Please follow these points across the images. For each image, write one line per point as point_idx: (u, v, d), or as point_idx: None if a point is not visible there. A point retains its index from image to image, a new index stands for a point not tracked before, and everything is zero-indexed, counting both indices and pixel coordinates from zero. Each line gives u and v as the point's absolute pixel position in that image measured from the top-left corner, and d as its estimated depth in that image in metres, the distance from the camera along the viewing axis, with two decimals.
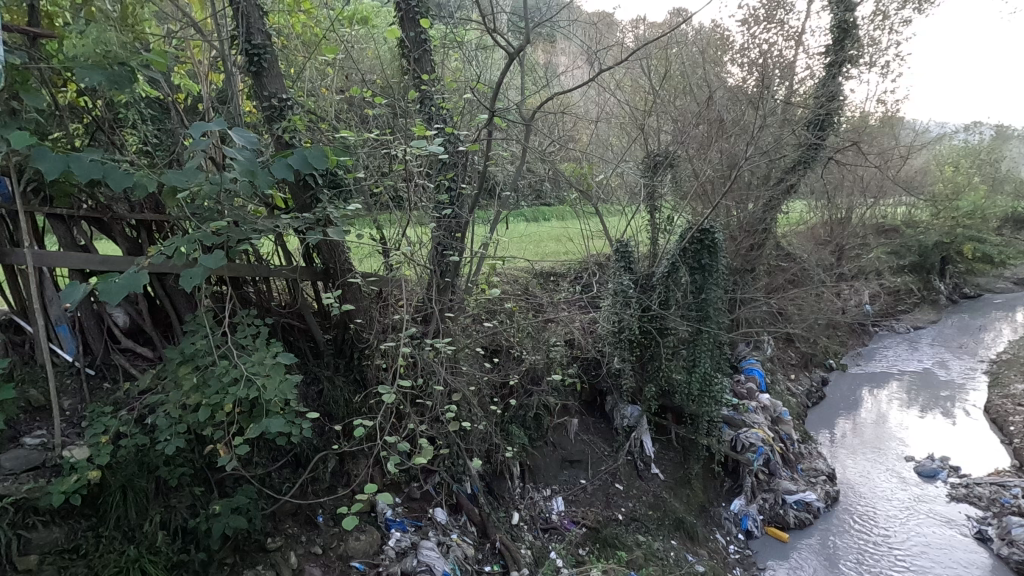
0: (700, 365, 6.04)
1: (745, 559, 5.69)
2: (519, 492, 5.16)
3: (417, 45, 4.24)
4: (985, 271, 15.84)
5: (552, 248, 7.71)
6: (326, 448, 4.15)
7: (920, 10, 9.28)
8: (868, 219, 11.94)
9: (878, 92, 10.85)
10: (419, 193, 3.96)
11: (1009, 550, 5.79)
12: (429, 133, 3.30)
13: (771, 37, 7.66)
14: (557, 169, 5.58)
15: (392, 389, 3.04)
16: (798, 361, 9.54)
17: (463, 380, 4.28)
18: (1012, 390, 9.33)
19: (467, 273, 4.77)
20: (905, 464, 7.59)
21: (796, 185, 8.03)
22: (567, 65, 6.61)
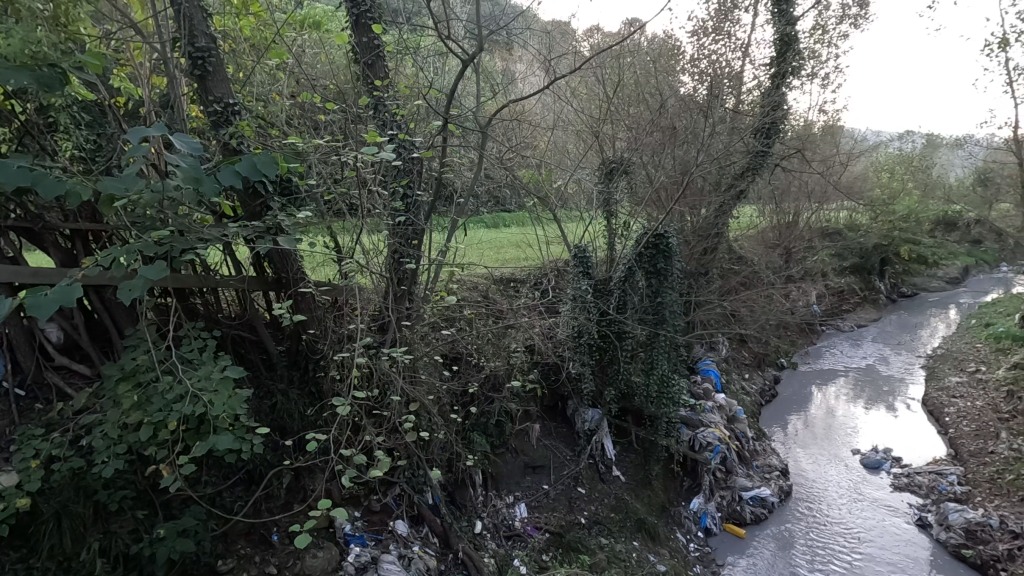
0: (658, 367, 6.13)
1: (705, 556, 5.81)
2: (482, 500, 5.12)
3: (370, 50, 4.20)
4: (920, 271, 16.80)
5: (512, 253, 7.76)
6: (279, 463, 4.02)
7: (857, 25, 9.81)
8: (813, 223, 12.50)
9: (820, 102, 11.41)
10: (374, 199, 3.88)
11: (947, 535, 6.08)
12: (381, 137, 3.24)
13: (719, 48, 7.95)
14: (515, 175, 5.62)
15: (347, 401, 2.98)
16: (751, 360, 9.89)
17: (421, 389, 4.23)
18: (946, 382, 9.87)
19: (424, 280, 4.73)
20: (852, 457, 7.92)
21: (746, 191, 8.34)
22: (524, 73, 6.69)
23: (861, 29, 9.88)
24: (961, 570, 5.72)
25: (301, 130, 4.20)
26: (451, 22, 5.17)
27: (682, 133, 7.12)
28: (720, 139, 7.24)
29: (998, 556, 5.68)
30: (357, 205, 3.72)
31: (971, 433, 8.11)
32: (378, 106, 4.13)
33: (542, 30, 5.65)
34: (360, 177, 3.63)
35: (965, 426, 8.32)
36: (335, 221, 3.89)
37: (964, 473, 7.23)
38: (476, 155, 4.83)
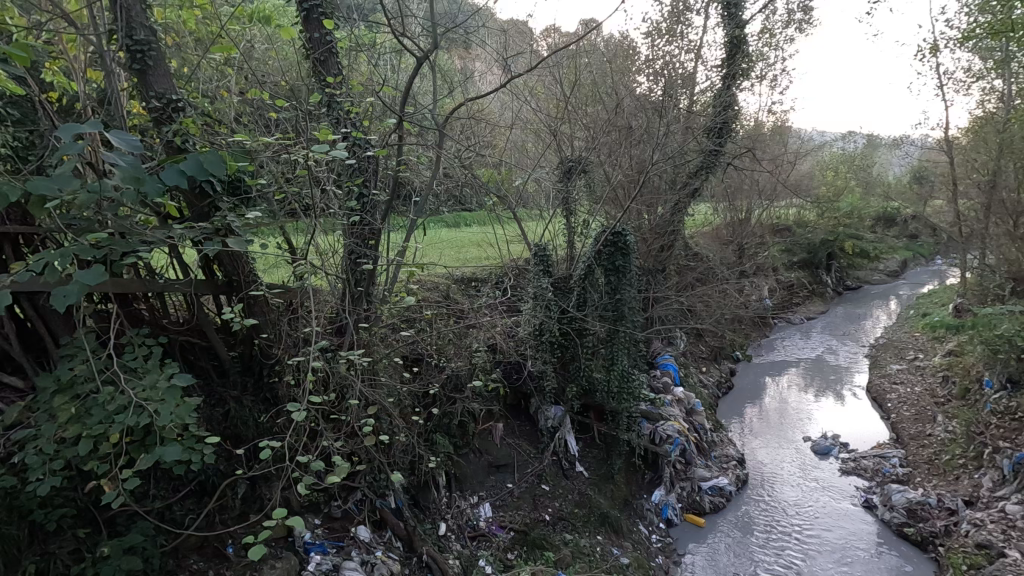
0: (618, 363, 6.22)
1: (667, 546, 5.95)
2: (446, 502, 5.09)
3: (322, 46, 4.10)
4: (864, 265, 17.64)
5: (473, 253, 7.75)
6: (233, 473, 3.89)
7: (802, 29, 10.20)
8: (764, 220, 12.96)
9: (768, 103, 11.83)
10: (328, 199, 3.78)
11: (891, 514, 6.35)
12: (332, 135, 3.16)
13: (672, 50, 8.13)
14: (474, 174, 5.59)
15: (302, 406, 2.84)
16: (708, 354, 10.18)
17: (381, 392, 4.16)
18: (888, 370, 10.39)
19: (383, 281, 4.66)
20: (803, 444, 8.24)
21: (700, 189, 8.56)
22: (482, 72, 6.67)
23: (805, 33, 10.28)
24: (904, 547, 6.02)
25: (251, 128, 4.07)
26: (407, 19, 5.10)
27: (638, 132, 7.24)
28: (674, 139, 7.40)
29: (936, 532, 5.98)
30: (310, 204, 3.62)
31: (910, 417, 8.50)
32: (332, 104, 4.04)
33: (499, 30, 5.65)
34: (313, 176, 3.53)
35: (905, 411, 8.73)
36: (288, 221, 3.78)
37: (905, 455, 7.58)
38: (433, 154, 4.78)
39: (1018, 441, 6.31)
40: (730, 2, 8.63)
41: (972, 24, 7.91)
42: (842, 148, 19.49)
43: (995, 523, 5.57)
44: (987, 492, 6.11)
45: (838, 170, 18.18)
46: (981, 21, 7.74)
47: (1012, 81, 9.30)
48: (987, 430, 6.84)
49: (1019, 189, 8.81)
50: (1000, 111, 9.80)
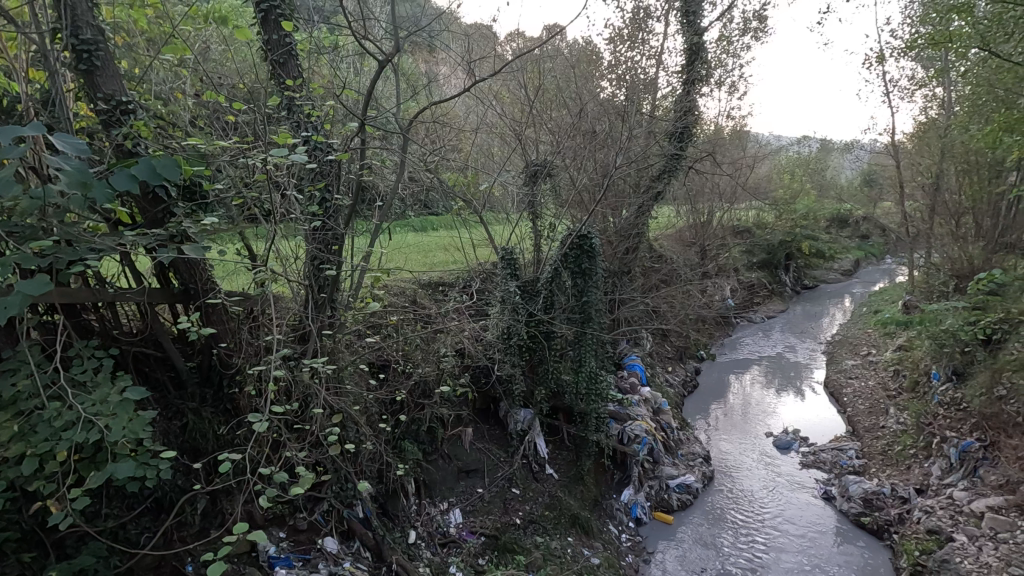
0: (586, 364, 6.27)
1: (636, 545, 6.01)
2: (416, 509, 5.02)
3: (281, 48, 4.01)
4: (819, 264, 18.29)
5: (440, 257, 7.72)
6: (192, 488, 3.75)
7: (758, 37, 10.54)
8: (725, 222, 13.32)
9: (727, 108, 12.15)
10: (289, 203, 3.70)
11: (849, 505, 6.59)
12: (291, 139, 3.10)
13: (633, 55, 8.27)
14: (439, 178, 5.56)
15: (265, 416, 2.76)
16: (673, 354, 10.37)
17: (346, 400, 4.08)
18: (844, 366, 10.77)
19: (347, 288, 4.58)
20: (766, 440, 8.48)
21: (663, 192, 8.73)
22: (446, 76, 6.65)
23: (761, 41, 10.62)
24: (861, 536, 6.24)
25: (207, 131, 3.95)
26: (369, 22, 5.05)
27: (602, 136, 7.33)
28: (637, 143, 7.52)
29: (891, 520, 6.22)
30: (269, 209, 3.53)
31: (865, 410, 8.82)
32: (292, 107, 3.97)
33: (462, 34, 5.64)
34: (272, 181, 3.45)
35: (860, 404, 9.06)
36: (248, 226, 3.68)
37: (861, 447, 7.86)
38: (397, 158, 4.73)
39: (963, 431, 6.64)
40: (689, 10, 8.84)
41: (914, 35, 8.31)
42: (798, 152, 20.18)
43: (944, 509, 5.83)
44: (936, 480, 6.40)
45: (794, 174, 18.81)
46: (922, 32, 8.14)
47: (952, 89, 9.80)
48: (935, 420, 7.16)
49: (960, 191, 9.29)
50: (941, 117, 10.32)
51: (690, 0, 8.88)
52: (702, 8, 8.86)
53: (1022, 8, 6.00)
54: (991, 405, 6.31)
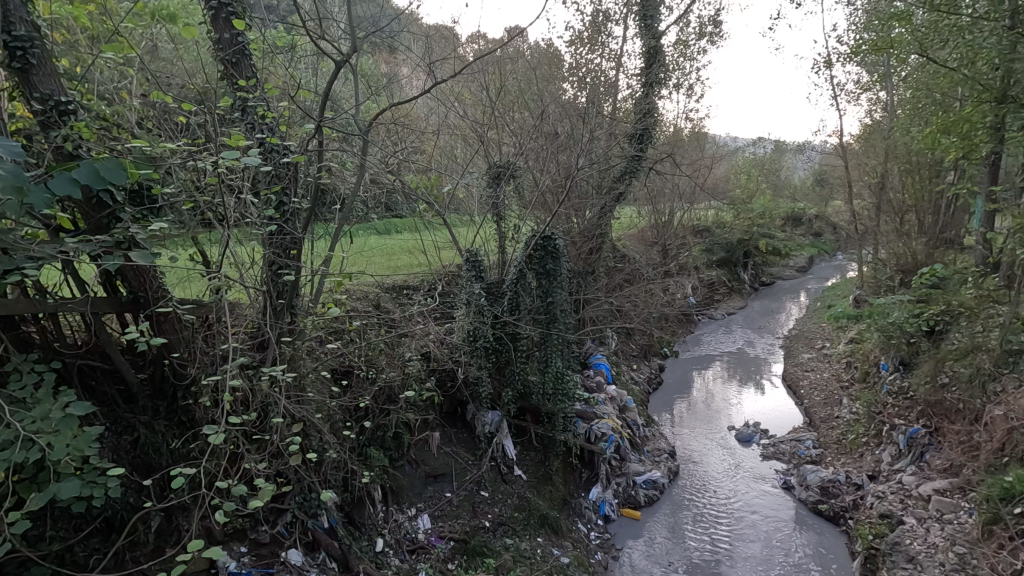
0: (552, 365, 6.30)
1: (605, 542, 6.07)
2: (383, 517, 4.94)
3: (234, 47, 3.90)
4: (776, 262, 18.89)
5: (404, 260, 7.64)
6: (144, 506, 3.58)
7: (714, 41, 10.84)
8: (686, 221, 13.64)
9: (686, 110, 12.45)
10: (243, 206, 3.58)
11: (807, 493, 6.82)
12: (244, 141, 2.98)
13: (593, 58, 8.38)
14: (401, 179, 5.49)
15: (220, 429, 2.65)
16: (638, 352, 10.54)
17: (308, 408, 3.98)
18: (800, 359, 11.15)
19: (307, 294, 4.49)
20: (728, 433, 8.70)
21: (624, 193, 8.85)
22: (407, 77, 6.59)
23: (717, 44, 10.91)
24: (819, 523, 6.46)
25: (155, 132, 3.77)
26: (326, 22, 4.97)
27: (564, 138, 7.38)
28: (599, 144, 7.61)
29: (847, 507, 6.46)
30: (223, 214, 3.40)
31: (820, 401, 9.14)
32: (246, 109, 3.86)
33: (423, 35, 5.60)
34: (225, 184, 3.32)
35: (816, 396, 9.39)
36: (200, 231, 3.54)
37: (817, 437, 8.15)
38: (358, 160, 4.65)
39: (911, 418, 6.91)
40: (647, 14, 9.00)
41: (858, 41, 8.71)
42: (753, 154, 20.83)
43: (895, 494, 6.09)
44: (887, 466, 6.67)
45: (750, 174, 19.42)
46: (866, 37, 8.54)
47: (894, 93, 10.29)
48: (884, 409, 7.44)
49: (903, 190, 9.76)
50: (885, 120, 10.82)
51: (648, 5, 9.05)
52: (659, 13, 9.05)
53: (956, 16, 6.35)
54: (936, 393, 6.59)
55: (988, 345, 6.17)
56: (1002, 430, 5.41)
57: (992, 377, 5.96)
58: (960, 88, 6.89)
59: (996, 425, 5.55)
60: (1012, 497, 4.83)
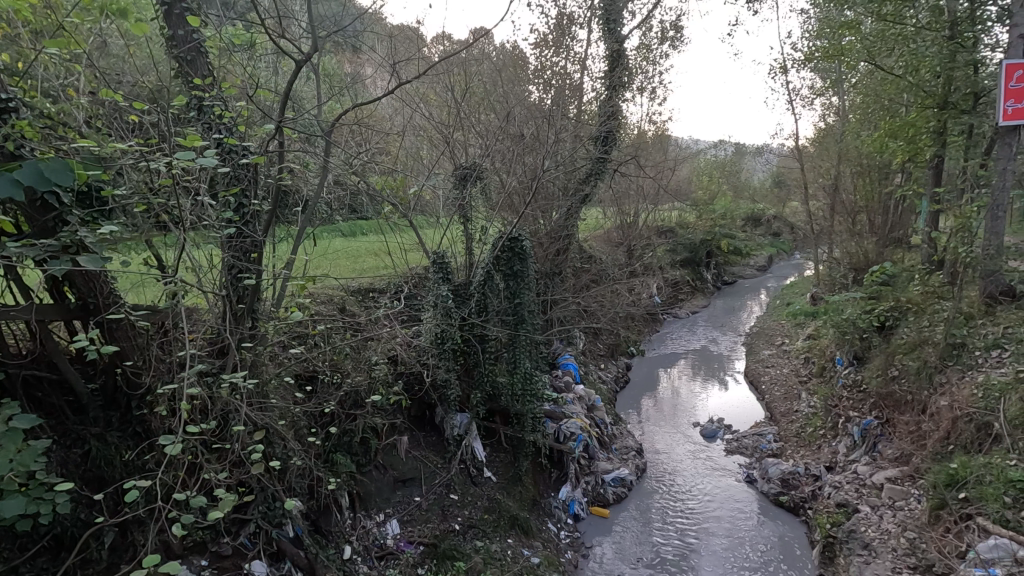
0: (521, 365, 6.31)
1: (575, 541, 6.13)
2: (350, 523, 4.87)
3: (189, 45, 3.79)
4: (737, 261, 19.37)
5: (370, 262, 7.55)
6: (96, 521, 3.44)
7: (676, 46, 11.08)
8: (650, 222, 13.90)
9: (649, 112, 12.69)
10: (200, 209, 3.46)
11: (769, 486, 7.02)
12: (200, 141, 2.88)
13: (558, 60, 8.45)
14: (366, 181, 5.43)
15: (177, 439, 2.56)
16: (605, 351, 10.67)
17: (270, 416, 3.89)
18: (761, 356, 11.47)
19: (269, 298, 4.39)
20: (693, 430, 8.89)
21: (590, 195, 8.95)
22: (371, 77, 6.51)
23: (678, 49, 11.16)
24: (780, 515, 6.66)
25: (105, 131, 3.60)
26: (286, 21, 4.87)
27: (530, 140, 7.40)
28: (564, 146, 7.68)
29: (806, 497, 6.68)
30: (178, 216, 3.27)
31: (780, 396, 9.43)
32: (202, 107, 3.75)
33: (386, 34, 5.54)
34: (181, 185, 3.21)
35: (776, 391, 9.68)
36: (154, 234, 3.41)
37: (777, 431, 8.40)
38: (320, 161, 4.57)
39: (864, 410, 7.17)
40: (610, 18, 9.13)
41: (811, 47, 9.04)
42: (714, 156, 21.37)
43: (850, 483, 6.34)
44: (843, 457, 6.92)
45: (711, 176, 19.91)
46: (818, 44, 8.88)
47: (846, 98, 10.71)
48: (840, 401, 7.73)
49: (855, 192, 10.17)
50: (837, 124, 11.25)
51: (611, 9, 9.17)
52: (621, 17, 9.19)
53: (902, 26, 6.69)
54: (887, 385, 6.86)
55: (934, 338, 6.48)
56: (947, 419, 5.67)
57: (938, 368, 6.26)
58: (906, 94, 7.23)
59: (942, 415, 5.81)
60: (957, 482, 5.07)
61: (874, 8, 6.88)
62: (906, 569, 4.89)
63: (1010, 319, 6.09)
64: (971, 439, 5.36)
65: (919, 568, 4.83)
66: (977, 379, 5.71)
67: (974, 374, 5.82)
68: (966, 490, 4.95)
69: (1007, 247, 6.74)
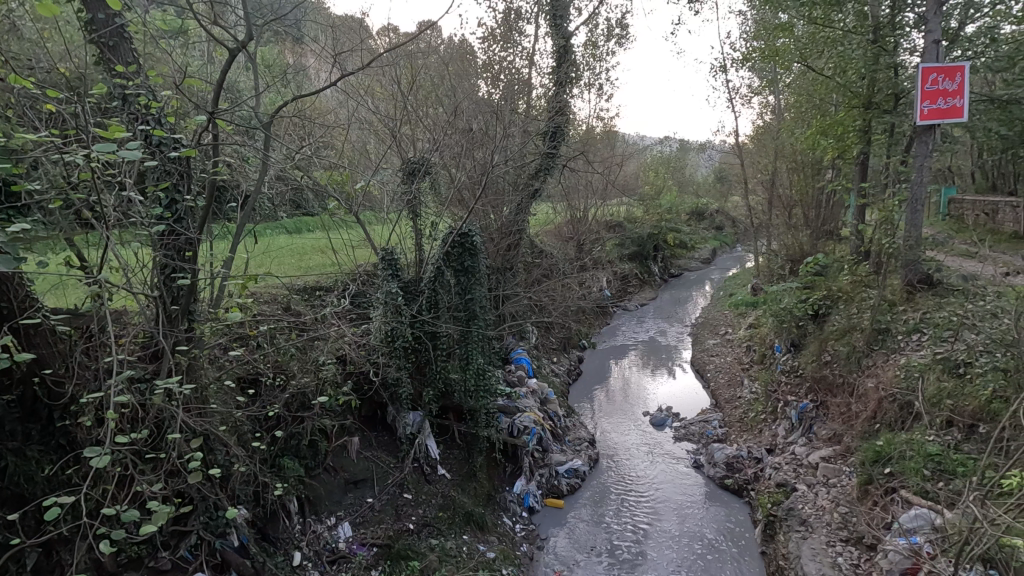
0: (473, 361, 6.28)
1: (530, 533, 6.20)
2: (299, 529, 4.77)
3: (111, 31, 3.56)
4: (683, 254, 19.96)
5: (317, 259, 7.35)
6: (15, 543, 3.20)
7: (622, 43, 11.28)
8: (599, 217, 14.16)
9: (597, 109, 12.89)
10: (126, 204, 3.23)
11: (715, 470, 7.30)
12: (124, 131, 2.67)
13: (506, 55, 8.45)
14: (310, 176, 5.26)
15: (105, 450, 2.39)
16: (557, 345, 10.83)
17: (210, 422, 3.71)
18: (706, 345, 11.89)
19: (205, 299, 4.19)
20: (643, 419, 9.13)
21: (540, 190, 9.01)
22: (313, 68, 6.31)
23: (623, 46, 11.36)
24: (725, 497, 6.95)
25: (16, 122, 3.31)
26: (221, 8, 4.66)
27: (479, 134, 7.34)
28: (514, 141, 7.69)
29: (749, 479, 7.00)
30: (101, 213, 3.03)
31: (724, 383, 9.81)
32: (126, 97, 3.53)
33: (328, 24, 5.37)
34: (104, 178, 2.97)
35: (721, 378, 10.06)
36: (76, 233, 3.18)
37: (722, 417, 8.74)
38: (259, 155, 4.40)
39: (800, 394, 7.55)
40: (557, 14, 9.17)
41: (749, 47, 9.41)
42: (660, 151, 21.94)
43: (788, 464, 6.67)
44: (782, 439, 7.27)
45: (657, 172, 20.44)
46: (756, 45, 9.26)
47: (781, 97, 11.21)
48: (779, 386, 8.11)
49: (790, 187, 10.68)
50: (773, 122, 11.77)
51: (558, 4, 9.20)
52: (568, 13, 9.26)
53: (831, 29, 7.07)
54: (821, 369, 7.24)
55: (861, 325, 6.91)
56: (874, 399, 6.05)
57: (865, 353, 6.67)
58: (834, 95, 7.65)
59: (869, 396, 6.20)
60: (883, 458, 5.43)
61: (805, 11, 7.23)
62: (839, 541, 5.20)
63: (927, 305, 6.57)
64: (895, 418, 5.76)
65: (851, 540, 5.15)
66: (899, 361, 6.13)
67: (897, 357, 6.24)
68: (891, 464, 5.31)
69: (925, 238, 7.25)
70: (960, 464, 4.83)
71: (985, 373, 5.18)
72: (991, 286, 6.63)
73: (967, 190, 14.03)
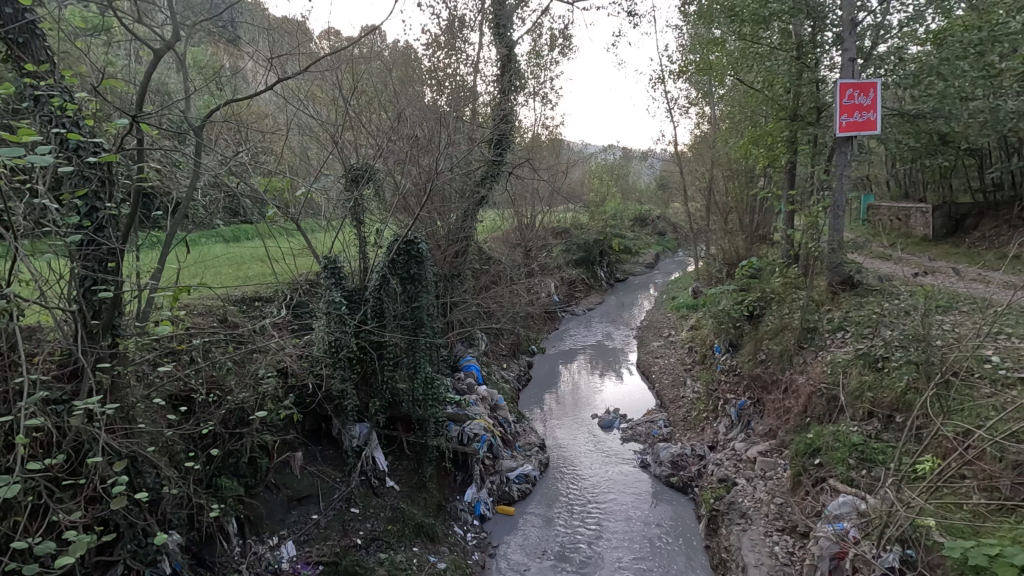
0: (421, 370, 6.19)
1: (482, 541, 6.18)
2: (238, 551, 4.57)
3: (22, 27, 3.29)
4: (628, 259, 20.50)
5: (256, 269, 7.01)
6: None
7: (565, 53, 11.53)
8: (546, 223, 14.39)
9: (542, 118, 13.11)
10: (39, 212, 2.98)
11: (661, 468, 7.51)
12: (33, 133, 2.46)
13: (450, 62, 8.48)
14: (247, 183, 5.06)
15: (12, 478, 2.19)
16: (506, 351, 10.88)
17: (136, 443, 3.50)
18: (651, 347, 12.23)
19: (129, 312, 3.95)
20: (592, 422, 9.27)
21: (486, 197, 9.07)
22: (249, 71, 6.09)
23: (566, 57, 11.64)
24: (671, 494, 7.15)
25: None
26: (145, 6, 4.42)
27: (424, 140, 7.28)
28: (459, 148, 7.70)
29: (693, 476, 7.23)
30: (10, 220, 2.79)
31: (669, 384, 10.11)
32: (38, 98, 3.28)
33: (263, 26, 5.20)
34: (11, 185, 2.73)
35: (665, 379, 10.37)
36: None
37: (667, 417, 9.01)
38: (189, 161, 4.20)
39: (739, 391, 7.89)
40: (500, 23, 9.24)
41: (686, 60, 9.84)
42: (604, 159, 22.50)
43: (729, 459, 6.95)
44: (723, 436, 7.57)
45: (602, 178, 20.98)
46: (691, 57, 9.70)
47: (715, 109, 11.75)
48: (719, 385, 8.45)
49: (727, 194, 11.19)
50: (709, 132, 12.32)
51: (502, 14, 9.29)
52: (511, 22, 9.34)
53: (759, 45, 7.50)
54: (756, 367, 7.61)
55: (792, 325, 7.33)
56: (805, 394, 6.41)
57: (796, 351, 7.06)
58: (763, 107, 8.10)
59: (800, 391, 6.57)
60: (813, 450, 5.76)
61: (736, 28, 7.61)
62: (776, 531, 5.45)
63: (850, 305, 7.04)
64: (823, 411, 6.12)
65: (786, 529, 5.41)
66: (826, 358, 6.53)
67: (824, 354, 6.63)
68: (820, 456, 5.63)
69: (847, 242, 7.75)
70: (880, 451, 5.17)
71: (900, 366, 5.58)
72: (905, 286, 7.17)
73: (883, 198, 15.09)
